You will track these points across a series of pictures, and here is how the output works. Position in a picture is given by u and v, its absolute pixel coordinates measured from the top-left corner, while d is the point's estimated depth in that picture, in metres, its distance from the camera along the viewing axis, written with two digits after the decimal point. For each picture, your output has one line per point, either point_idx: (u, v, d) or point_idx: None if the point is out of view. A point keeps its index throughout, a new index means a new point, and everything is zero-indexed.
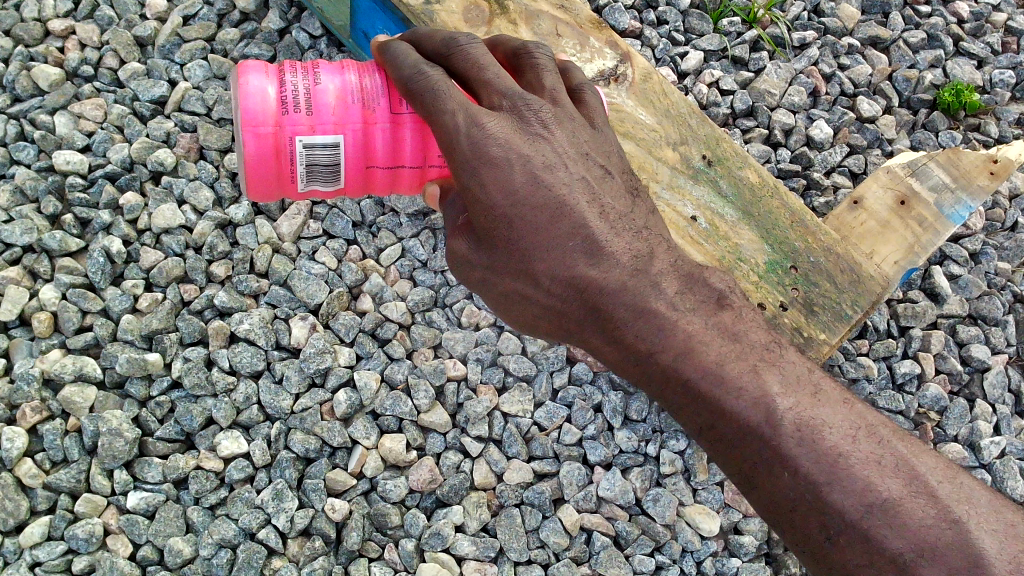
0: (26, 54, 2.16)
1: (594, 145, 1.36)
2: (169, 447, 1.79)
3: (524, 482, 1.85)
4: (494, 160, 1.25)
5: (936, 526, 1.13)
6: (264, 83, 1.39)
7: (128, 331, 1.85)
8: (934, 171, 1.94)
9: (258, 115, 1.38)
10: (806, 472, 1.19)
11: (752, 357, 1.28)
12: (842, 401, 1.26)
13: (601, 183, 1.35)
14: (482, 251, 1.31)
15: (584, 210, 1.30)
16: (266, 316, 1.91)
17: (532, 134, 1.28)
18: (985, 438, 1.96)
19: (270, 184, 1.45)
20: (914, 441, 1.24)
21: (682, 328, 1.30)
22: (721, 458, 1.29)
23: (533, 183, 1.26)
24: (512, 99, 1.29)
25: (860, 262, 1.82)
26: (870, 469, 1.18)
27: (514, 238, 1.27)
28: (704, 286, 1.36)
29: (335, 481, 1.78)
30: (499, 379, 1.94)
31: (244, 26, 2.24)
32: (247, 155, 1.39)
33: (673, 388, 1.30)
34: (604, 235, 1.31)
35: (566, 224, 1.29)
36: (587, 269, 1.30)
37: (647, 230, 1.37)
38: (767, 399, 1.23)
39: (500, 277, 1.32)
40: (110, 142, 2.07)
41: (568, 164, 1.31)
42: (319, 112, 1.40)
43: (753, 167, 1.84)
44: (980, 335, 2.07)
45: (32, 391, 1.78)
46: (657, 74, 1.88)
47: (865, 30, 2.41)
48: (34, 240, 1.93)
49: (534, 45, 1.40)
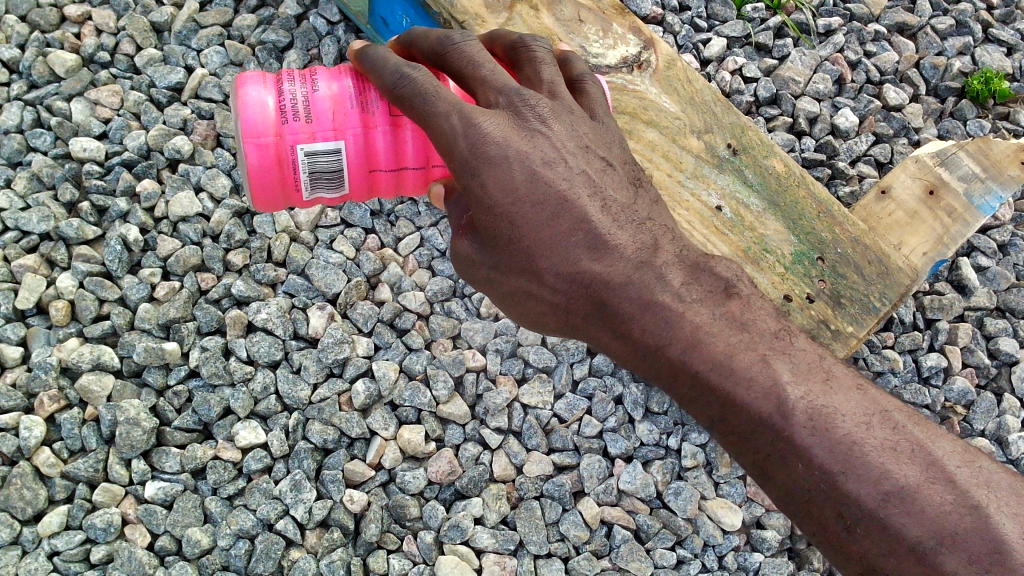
0: (42, 40, 2.14)
1: (596, 137, 1.33)
2: (188, 437, 1.77)
3: (544, 475, 1.83)
4: (493, 158, 1.21)
5: (955, 511, 1.10)
6: (263, 94, 1.36)
7: (145, 320, 1.85)
8: (964, 160, 1.90)
9: (258, 126, 1.35)
10: (820, 463, 1.15)
11: (761, 346, 1.24)
12: (855, 387, 1.22)
13: (603, 176, 1.31)
14: (485, 252, 1.29)
15: (586, 203, 1.27)
16: (284, 306, 1.89)
17: (530, 130, 1.25)
18: (1013, 433, 1.92)
19: (276, 193, 1.42)
20: (930, 425, 1.20)
21: (689, 319, 1.26)
22: (735, 451, 1.24)
23: (532, 178, 1.23)
24: (509, 96, 1.25)
25: (888, 254, 1.78)
26: (886, 455, 1.14)
27: (516, 236, 1.24)
28: (710, 276, 1.30)
29: (353, 472, 1.77)
30: (519, 370, 1.91)
31: (261, 12, 2.22)
32: (249, 167, 1.36)
33: (682, 382, 1.26)
34: (607, 227, 1.28)
35: (567, 220, 1.25)
36: (591, 263, 1.27)
37: (650, 220, 1.34)
38: (778, 389, 1.19)
39: (504, 276, 1.30)
40: (127, 129, 2.05)
41: (568, 159, 1.27)
42: (318, 118, 1.37)
43: (779, 156, 1.80)
44: (1008, 328, 2.03)
45: (49, 379, 1.77)
46: (681, 61, 1.84)
47: (892, 16, 2.36)
48: (51, 228, 1.92)
49: (531, 37, 1.35)
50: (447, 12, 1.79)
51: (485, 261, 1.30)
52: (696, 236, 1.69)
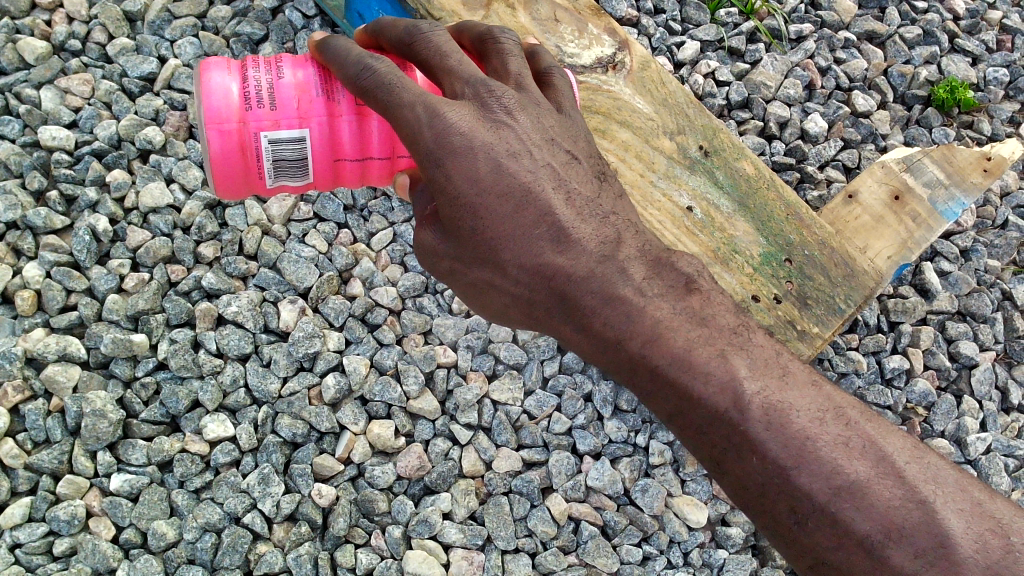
0: (12, 27, 2.11)
1: (561, 131, 1.33)
2: (154, 430, 1.76)
3: (512, 471, 1.85)
4: (459, 150, 1.21)
5: (904, 507, 1.12)
6: (227, 79, 1.35)
7: (114, 312, 1.83)
8: (929, 167, 1.94)
9: (221, 112, 1.33)
10: (774, 457, 1.17)
11: (720, 342, 1.25)
12: (810, 384, 1.24)
13: (568, 169, 1.31)
14: (449, 242, 1.29)
15: (550, 197, 1.27)
16: (255, 299, 1.89)
17: (494, 121, 1.23)
18: (972, 434, 1.97)
19: (238, 180, 1.41)
20: (883, 421, 1.23)
21: (649, 314, 1.28)
22: (691, 444, 1.26)
23: (497, 171, 1.23)
24: (475, 87, 1.25)
25: (854, 256, 1.81)
26: (837, 451, 1.17)
27: (480, 228, 1.24)
28: (671, 270, 1.32)
29: (323, 466, 1.77)
30: (489, 367, 1.92)
31: (236, 4, 2.21)
32: (212, 153, 1.35)
33: (641, 375, 1.27)
34: (570, 221, 1.28)
35: (531, 213, 1.26)
36: (554, 256, 1.28)
37: (614, 214, 1.34)
38: (735, 384, 1.21)
39: (468, 267, 1.30)
40: (98, 118, 2.03)
41: (533, 152, 1.27)
42: (282, 106, 1.36)
43: (750, 158, 1.82)
44: (969, 332, 2.08)
45: (14, 369, 1.74)
46: (655, 62, 1.86)
47: (862, 24, 2.40)
48: (18, 216, 1.89)
49: (499, 29, 1.35)
50: (424, 8, 1.80)
51: (450, 252, 1.30)
52: (667, 237, 1.71)
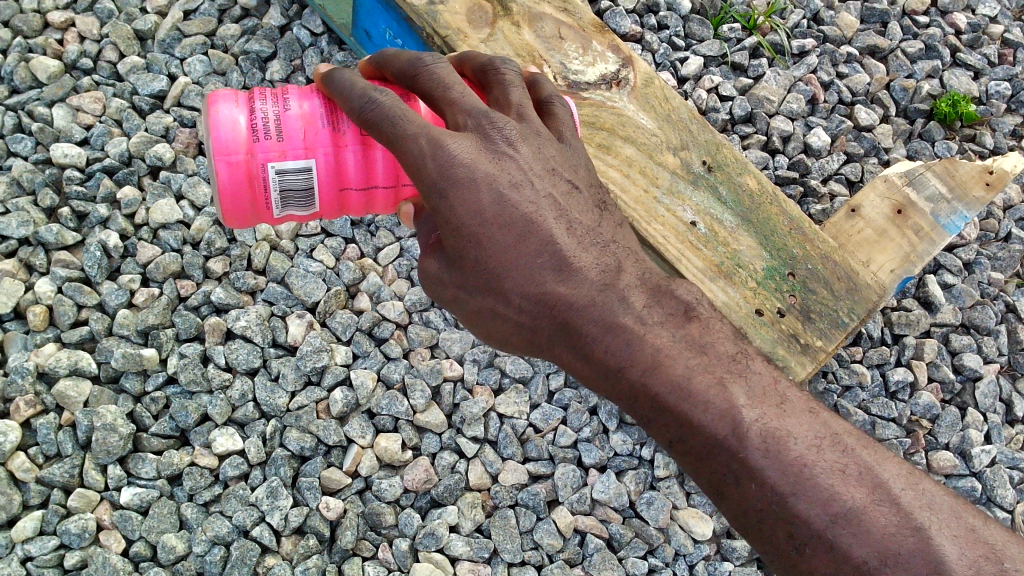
0: (25, 46, 2.14)
1: (562, 160, 1.35)
2: (164, 444, 1.78)
3: (518, 483, 1.86)
4: (461, 181, 1.23)
5: (899, 533, 1.14)
6: (235, 112, 1.38)
7: (124, 326, 1.85)
8: (931, 180, 1.96)
9: (229, 143, 1.37)
10: (772, 484, 1.19)
11: (719, 369, 1.27)
12: (807, 410, 1.26)
13: (569, 199, 1.33)
14: (451, 271, 1.31)
15: (551, 226, 1.29)
16: (263, 314, 1.91)
17: (496, 152, 1.26)
18: (976, 447, 1.98)
19: (246, 210, 1.43)
20: (878, 448, 1.25)
21: (650, 342, 1.29)
22: (691, 471, 1.27)
23: (499, 202, 1.25)
24: (477, 118, 1.27)
25: (857, 270, 1.82)
26: (834, 478, 1.18)
27: (482, 257, 1.26)
28: (670, 298, 1.35)
29: (330, 479, 1.79)
30: (495, 380, 1.94)
31: (245, 22, 2.24)
32: (220, 184, 1.37)
33: (641, 402, 1.29)
34: (571, 250, 1.30)
35: (534, 243, 1.28)
36: (555, 285, 1.30)
37: (614, 243, 1.37)
38: (734, 411, 1.22)
39: (470, 295, 1.32)
40: (109, 135, 2.06)
41: (535, 182, 1.29)
42: (289, 137, 1.38)
43: (753, 173, 1.84)
44: (972, 344, 2.09)
45: (26, 384, 1.77)
46: (659, 79, 1.88)
47: (864, 39, 2.42)
48: (30, 233, 1.92)
49: (500, 60, 1.37)
50: (430, 26, 1.82)
51: (453, 279, 1.31)
52: (670, 252, 1.72)
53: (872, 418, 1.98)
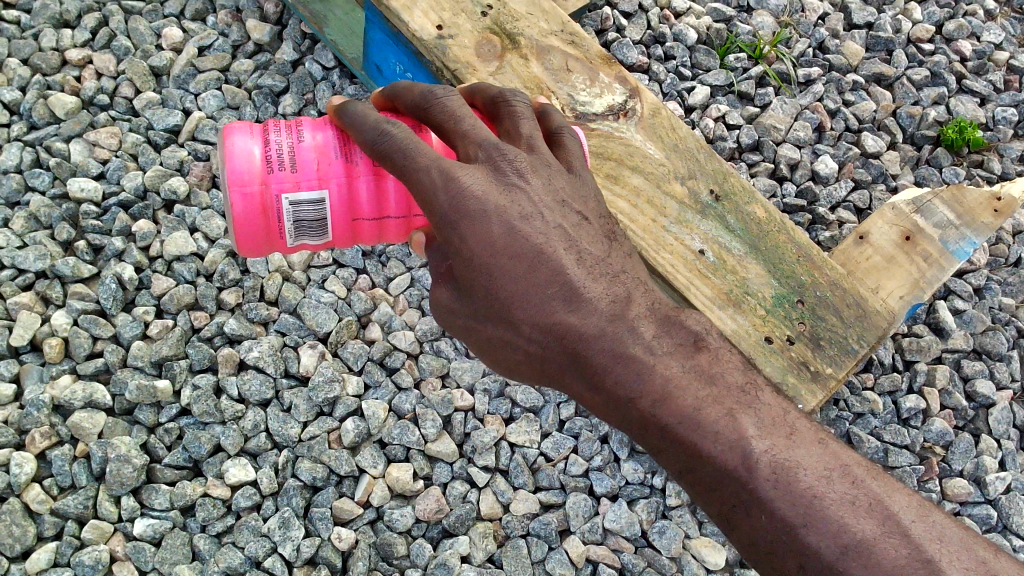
0: (44, 83, 2.19)
1: (572, 191, 1.36)
2: (177, 475, 1.79)
3: (530, 513, 1.86)
4: (472, 213, 1.24)
5: (910, 565, 1.13)
6: (250, 143, 1.41)
7: (138, 357, 1.87)
8: (939, 208, 1.96)
9: (244, 175, 1.40)
10: (782, 515, 1.19)
11: (728, 400, 1.28)
12: (816, 441, 1.27)
13: (579, 230, 1.34)
14: (463, 300, 1.32)
15: (562, 257, 1.30)
16: (275, 344, 1.93)
17: (507, 184, 1.28)
18: (990, 474, 1.96)
19: (261, 240, 1.46)
20: (888, 479, 1.25)
21: (660, 372, 1.30)
22: (701, 500, 1.28)
23: (509, 233, 1.26)
24: (488, 150, 1.29)
25: (866, 296, 1.82)
26: (844, 510, 1.18)
27: (493, 288, 1.28)
28: (680, 329, 1.36)
29: (342, 509, 1.79)
30: (506, 410, 1.94)
31: (258, 57, 2.28)
32: (235, 215, 1.40)
33: (651, 432, 1.29)
34: (582, 280, 1.31)
35: (545, 272, 1.29)
36: (565, 315, 1.31)
37: (624, 273, 1.37)
38: (743, 442, 1.23)
39: (482, 323, 1.33)
40: (125, 169, 2.09)
41: (545, 214, 1.31)
42: (303, 168, 1.41)
43: (760, 202, 1.85)
44: (984, 370, 2.08)
45: (41, 416, 1.79)
46: (666, 109, 1.90)
47: (869, 67, 2.44)
48: (47, 266, 1.95)
49: (511, 92, 1.39)
50: (440, 61, 1.85)
51: (464, 310, 1.33)
52: (679, 280, 1.73)
53: (885, 445, 1.97)
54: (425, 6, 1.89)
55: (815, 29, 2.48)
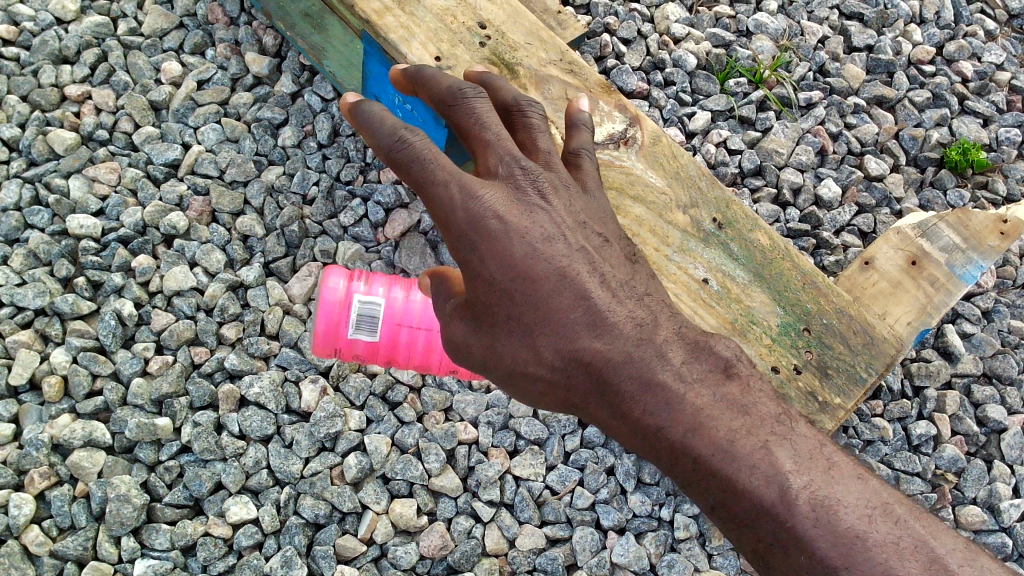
0: (43, 119, 2.18)
1: (591, 214, 1.34)
2: (178, 514, 1.77)
3: (536, 548, 1.83)
4: (492, 233, 1.23)
5: None
6: (338, 281, 1.80)
7: (139, 396, 1.85)
8: (944, 231, 1.94)
9: (330, 293, 1.79)
10: (822, 556, 1.06)
11: (763, 431, 1.15)
12: (857, 477, 1.14)
13: (602, 253, 1.31)
14: (481, 328, 1.28)
15: (584, 279, 1.26)
16: (276, 379, 1.91)
17: (527, 204, 1.27)
18: (1004, 501, 1.93)
19: (332, 339, 1.80)
20: (938, 522, 1.12)
21: (690, 400, 1.18)
22: (736, 542, 1.14)
23: (531, 255, 1.24)
24: (508, 164, 1.30)
25: (874, 324, 1.79)
26: (889, 553, 1.05)
27: (514, 312, 1.24)
28: (710, 353, 1.24)
29: (345, 547, 1.77)
30: (510, 442, 1.92)
31: (257, 90, 2.27)
32: (318, 323, 1.78)
33: (682, 465, 1.16)
34: (605, 304, 1.26)
35: (568, 295, 1.25)
36: (589, 341, 1.24)
37: (651, 297, 1.31)
38: (779, 476, 1.11)
39: (503, 350, 1.27)
40: (124, 206, 2.08)
41: (566, 235, 1.28)
42: (373, 287, 1.79)
43: (765, 229, 1.82)
44: (996, 395, 2.05)
45: (40, 456, 1.77)
46: (667, 137, 1.88)
47: (870, 90, 2.43)
48: (46, 303, 1.94)
49: (528, 104, 1.41)
50: None
51: (483, 338, 1.28)
52: (684, 310, 1.70)
53: (896, 473, 1.95)
54: (422, 37, 1.89)
55: (815, 53, 2.47)
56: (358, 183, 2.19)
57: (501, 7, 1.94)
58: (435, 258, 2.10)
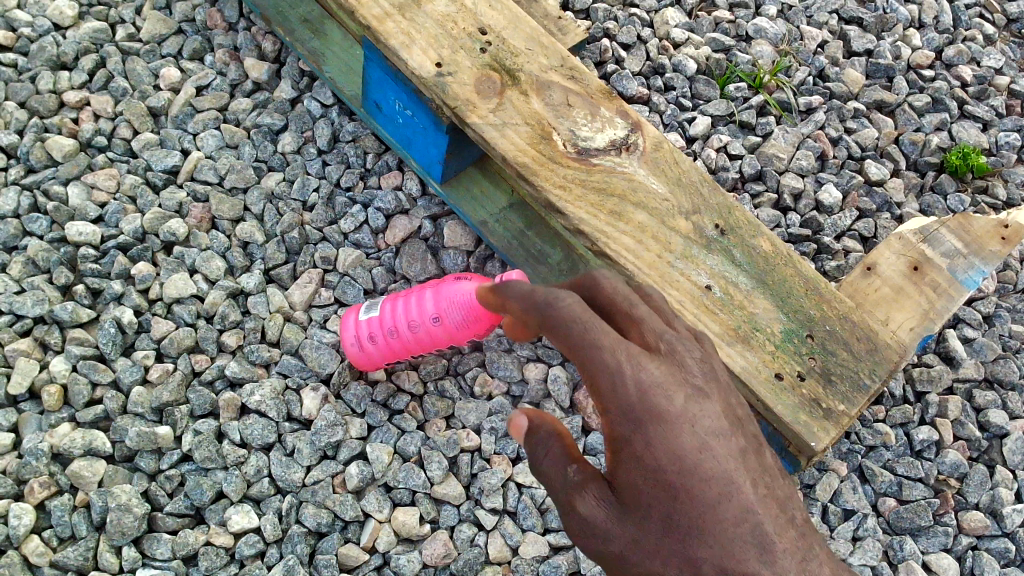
0: (41, 126, 2.17)
1: (745, 414, 1.24)
2: (179, 523, 1.75)
3: (540, 556, 1.82)
4: (662, 415, 1.13)
5: None
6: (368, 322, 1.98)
7: (139, 404, 1.84)
8: (946, 236, 1.95)
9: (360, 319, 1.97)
10: None
11: None
12: None
13: (762, 463, 1.19)
14: (626, 521, 1.12)
15: (749, 493, 1.13)
16: (277, 387, 1.90)
17: (693, 389, 1.18)
18: (1007, 506, 1.93)
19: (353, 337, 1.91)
20: None
21: None
22: None
23: (699, 450, 1.13)
24: (671, 341, 1.22)
25: (877, 329, 1.78)
26: None
27: (673, 512, 1.10)
28: None
29: (347, 556, 1.75)
30: (513, 449, 1.91)
31: (256, 96, 2.27)
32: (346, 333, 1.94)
33: None
34: (772, 526, 1.12)
35: (732, 510, 1.11)
36: (756, 566, 1.09)
37: (804, 518, 1.18)
38: None
39: (649, 552, 1.11)
40: (123, 213, 2.07)
41: (730, 438, 1.16)
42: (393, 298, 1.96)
43: (766, 236, 1.82)
44: (998, 400, 2.05)
45: (40, 466, 1.76)
46: (668, 143, 1.88)
47: (870, 94, 2.43)
48: (45, 311, 1.92)
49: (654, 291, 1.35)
50: (439, 99, 1.83)
51: (626, 539, 1.12)
52: (687, 316, 1.70)
53: (899, 479, 1.95)
54: (423, 43, 1.87)
55: (815, 57, 2.47)
56: (358, 189, 2.18)
57: (501, 13, 1.94)
58: (436, 264, 2.09)
